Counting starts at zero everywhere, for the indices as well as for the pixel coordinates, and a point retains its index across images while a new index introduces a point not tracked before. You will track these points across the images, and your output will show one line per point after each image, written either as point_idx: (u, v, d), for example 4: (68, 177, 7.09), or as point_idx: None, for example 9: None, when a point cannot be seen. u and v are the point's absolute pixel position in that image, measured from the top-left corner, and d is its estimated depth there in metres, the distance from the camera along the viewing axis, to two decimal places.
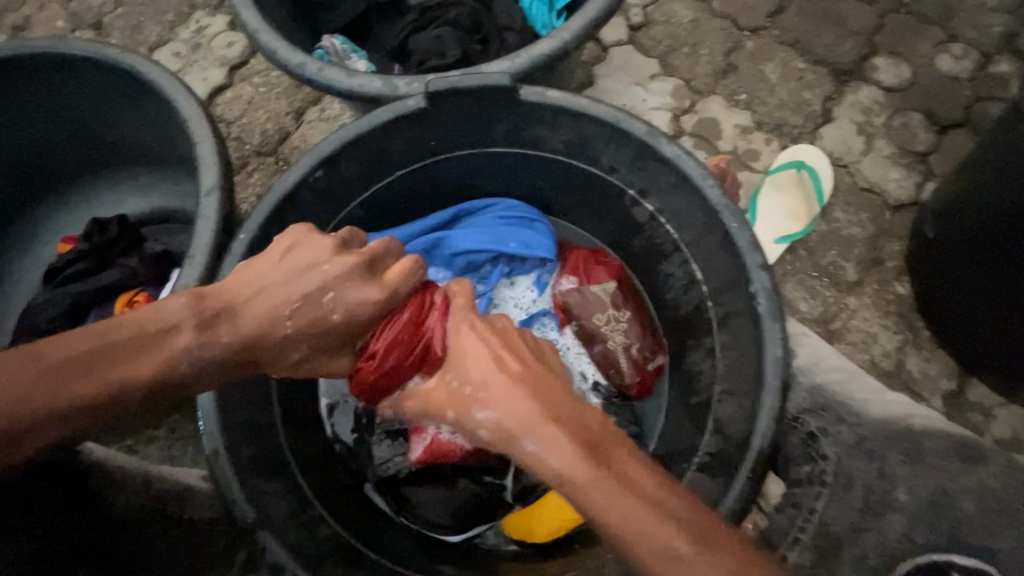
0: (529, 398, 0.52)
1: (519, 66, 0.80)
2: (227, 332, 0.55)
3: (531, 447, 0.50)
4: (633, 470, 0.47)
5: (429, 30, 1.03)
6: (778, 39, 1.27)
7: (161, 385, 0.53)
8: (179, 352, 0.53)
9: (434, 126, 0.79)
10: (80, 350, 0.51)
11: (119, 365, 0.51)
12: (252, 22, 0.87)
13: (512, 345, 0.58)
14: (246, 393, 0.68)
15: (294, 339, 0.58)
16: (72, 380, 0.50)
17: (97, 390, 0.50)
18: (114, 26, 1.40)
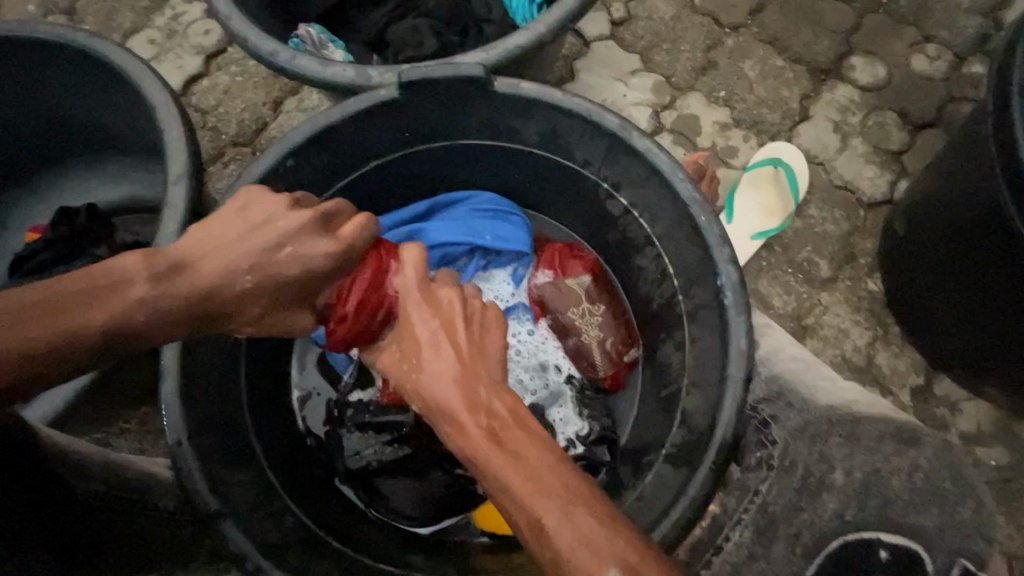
0: (453, 380, 0.53)
1: (494, 57, 0.79)
2: (185, 284, 0.54)
3: (449, 430, 0.52)
4: (528, 449, 0.48)
5: (407, 20, 1.02)
6: (758, 37, 1.28)
7: (117, 333, 0.51)
8: (133, 302, 0.52)
9: (407, 116, 0.79)
10: (35, 298, 0.49)
11: (69, 312, 0.50)
12: (224, 8, 0.85)
13: (452, 323, 0.58)
14: (215, 364, 0.68)
15: (259, 287, 0.57)
16: (26, 329, 0.48)
17: (50, 338, 0.48)
18: (87, 12, 1.37)
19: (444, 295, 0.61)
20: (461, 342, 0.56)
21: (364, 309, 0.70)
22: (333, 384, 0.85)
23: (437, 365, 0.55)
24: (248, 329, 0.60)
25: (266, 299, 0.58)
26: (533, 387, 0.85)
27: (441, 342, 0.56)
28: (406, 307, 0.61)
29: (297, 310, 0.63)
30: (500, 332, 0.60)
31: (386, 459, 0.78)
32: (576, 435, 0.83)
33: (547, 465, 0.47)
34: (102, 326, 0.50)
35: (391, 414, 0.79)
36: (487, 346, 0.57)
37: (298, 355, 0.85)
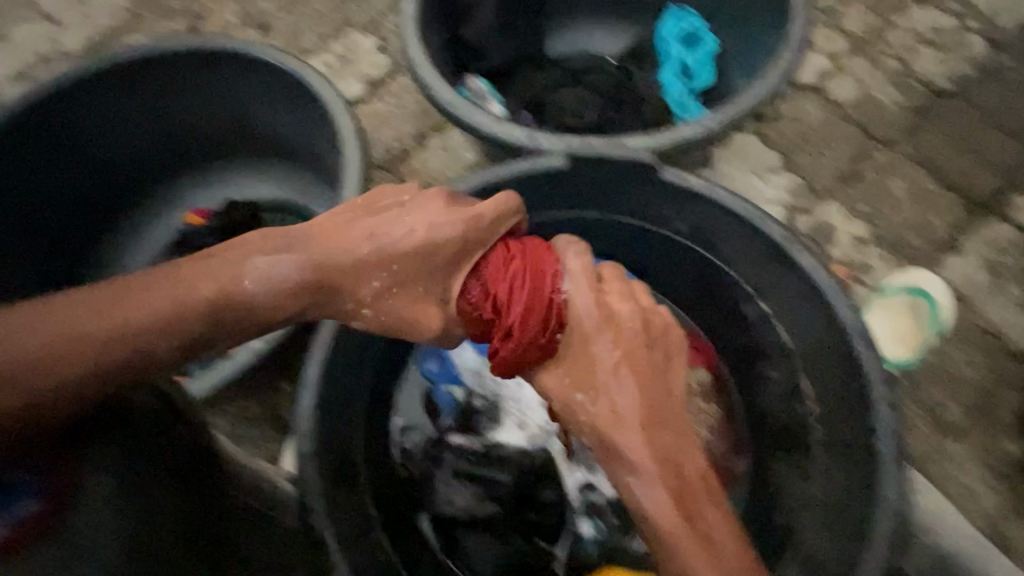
0: (641, 433, 0.59)
1: (662, 143, 0.82)
2: (295, 254, 0.59)
3: (642, 476, 0.57)
4: (725, 540, 0.55)
5: (571, 88, 1.07)
6: (911, 156, 1.23)
7: (225, 297, 0.55)
8: (249, 270, 0.57)
9: (567, 186, 0.82)
10: (148, 283, 0.53)
11: (182, 284, 0.54)
12: (417, 57, 0.94)
13: (643, 362, 0.63)
14: (345, 376, 0.72)
15: (375, 265, 0.61)
16: (142, 301, 0.52)
17: (162, 308, 0.52)
18: (278, 29, 1.56)
19: (623, 319, 0.65)
20: (647, 383, 0.62)
21: (531, 314, 0.66)
22: (433, 421, 0.86)
23: (626, 405, 0.61)
24: (366, 308, 0.61)
25: (385, 278, 0.62)
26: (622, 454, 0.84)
27: (640, 386, 0.62)
28: (586, 331, 0.65)
29: (420, 309, 0.64)
30: (674, 364, 0.66)
31: (475, 514, 0.78)
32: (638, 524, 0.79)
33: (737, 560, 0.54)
34: (211, 294, 0.55)
35: (490, 469, 0.80)
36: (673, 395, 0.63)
37: (405, 385, 0.88)
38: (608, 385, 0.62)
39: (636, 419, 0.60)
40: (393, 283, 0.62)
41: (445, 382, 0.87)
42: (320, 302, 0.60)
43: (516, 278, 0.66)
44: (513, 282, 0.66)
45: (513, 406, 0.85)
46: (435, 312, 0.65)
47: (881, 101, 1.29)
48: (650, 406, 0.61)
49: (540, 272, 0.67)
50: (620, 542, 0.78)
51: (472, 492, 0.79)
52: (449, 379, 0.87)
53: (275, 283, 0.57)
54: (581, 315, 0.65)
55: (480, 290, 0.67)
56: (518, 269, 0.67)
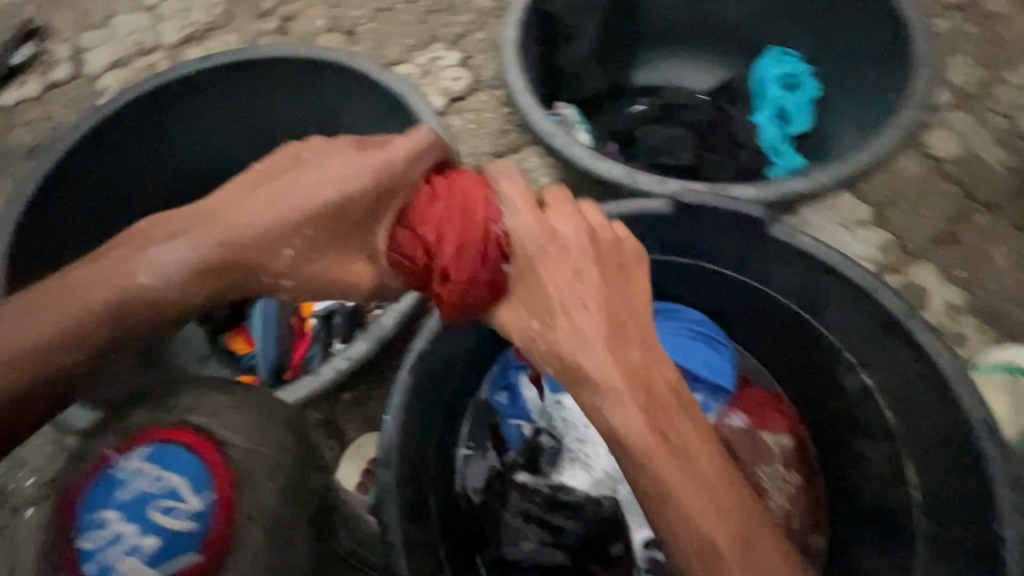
0: (604, 345, 0.57)
1: (768, 195, 0.79)
2: (195, 249, 0.63)
3: (612, 396, 0.55)
4: (702, 452, 0.54)
5: (665, 125, 1.05)
6: (1016, 223, 1.15)
7: (123, 299, 0.61)
8: (143, 261, 0.62)
9: (666, 231, 0.79)
10: (38, 296, 0.60)
11: (70, 292, 0.60)
12: (516, 84, 0.93)
13: (593, 273, 0.61)
14: (430, 403, 0.73)
15: (286, 239, 0.66)
16: (48, 317, 0.58)
17: (62, 320, 0.58)
18: (364, 37, 1.59)
19: (568, 240, 0.63)
20: (602, 298, 0.60)
21: (463, 251, 0.63)
22: (500, 454, 0.85)
23: (584, 323, 0.59)
24: (283, 280, 0.67)
25: (298, 253, 0.67)
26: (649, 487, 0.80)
27: (587, 303, 0.60)
28: (530, 253, 0.63)
29: (350, 261, 0.69)
30: (640, 276, 0.65)
31: (541, 560, 0.75)
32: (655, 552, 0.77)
33: (716, 475, 0.53)
34: (109, 297, 0.60)
35: (561, 516, 0.77)
36: (624, 310, 0.61)
37: (473, 413, 0.87)
38: (569, 302, 0.60)
39: (609, 341, 0.58)
40: (305, 252, 0.67)
41: (514, 416, 0.86)
42: (235, 286, 0.66)
43: (440, 215, 0.66)
44: (439, 220, 0.66)
45: (581, 450, 0.82)
46: (359, 267, 0.70)
47: (985, 160, 1.21)
48: (618, 321, 0.59)
49: (468, 203, 0.66)
50: None
51: (540, 536, 0.76)
52: (520, 414, 0.86)
53: (175, 271, 0.62)
54: (521, 235, 0.63)
55: (409, 235, 0.68)
56: (443, 206, 0.67)
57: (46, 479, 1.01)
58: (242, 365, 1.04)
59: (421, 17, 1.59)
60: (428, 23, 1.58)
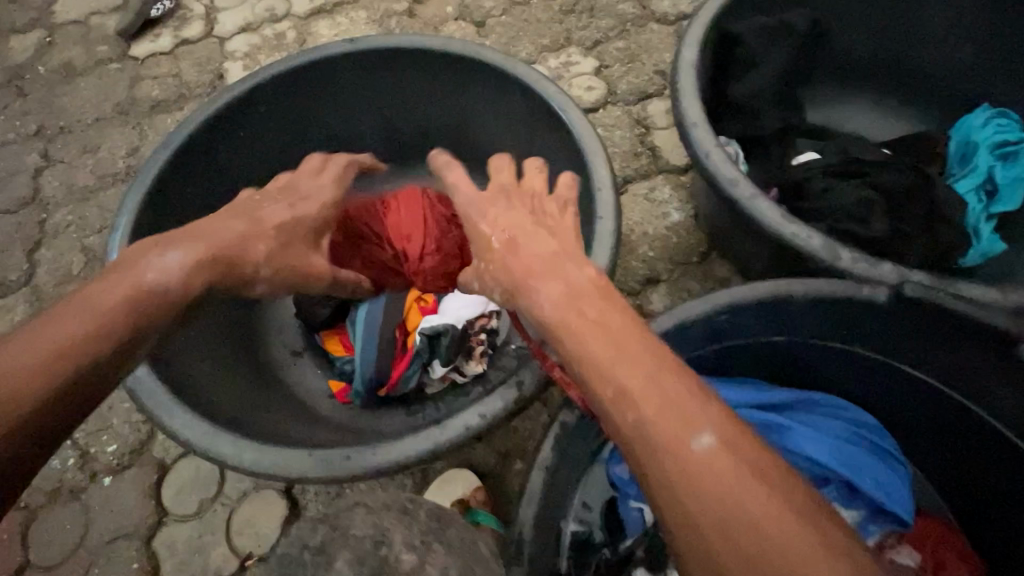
0: (518, 259, 0.53)
1: (1012, 301, 0.63)
2: (198, 249, 0.62)
3: (538, 283, 0.51)
4: (614, 317, 0.46)
5: (852, 183, 0.88)
6: None
7: (127, 299, 0.53)
8: (146, 264, 0.58)
9: (867, 322, 0.66)
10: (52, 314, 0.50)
11: (86, 298, 0.52)
12: (693, 114, 0.80)
13: (523, 216, 0.60)
14: (561, 476, 0.64)
15: (261, 237, 0.69)
16: (60, 326, 0.48)
17: (78, 321, 0.49)
18: (494, 30, 1.50)
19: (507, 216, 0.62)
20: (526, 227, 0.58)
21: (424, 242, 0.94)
22: (614, 537, 0.75)
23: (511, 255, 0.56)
24: (263, 271, 0.68)
25: (272, 257, 0.69)
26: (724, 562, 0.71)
27: (528, 231, 0.57)
28: (464, 208, 0.67)
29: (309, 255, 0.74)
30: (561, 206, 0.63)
31: None
32: None
33: (625, 325, 0.45)
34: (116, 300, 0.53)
35: None
36: (562, 235, 0.58)
37: (585, 484, 0.77)
38: (509, 241, 0.57)
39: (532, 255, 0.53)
40: (271, 241, 0.69)
41: (634, 497, 0.74)
42: (226, 279, 0.64)
43: (399, 225, 0.96)
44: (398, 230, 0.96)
45: None
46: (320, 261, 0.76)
47: None
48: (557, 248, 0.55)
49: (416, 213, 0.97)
50: None
51: None
52: (644, 497, 0.73)
53: (177, 270, 0.59)
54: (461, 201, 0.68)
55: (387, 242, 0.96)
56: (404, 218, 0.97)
57: (126, 449, 0.99)
58: (335, 369, 0.98)
59: (558, 16, 1.49)
60: (564, 23, 1.47)
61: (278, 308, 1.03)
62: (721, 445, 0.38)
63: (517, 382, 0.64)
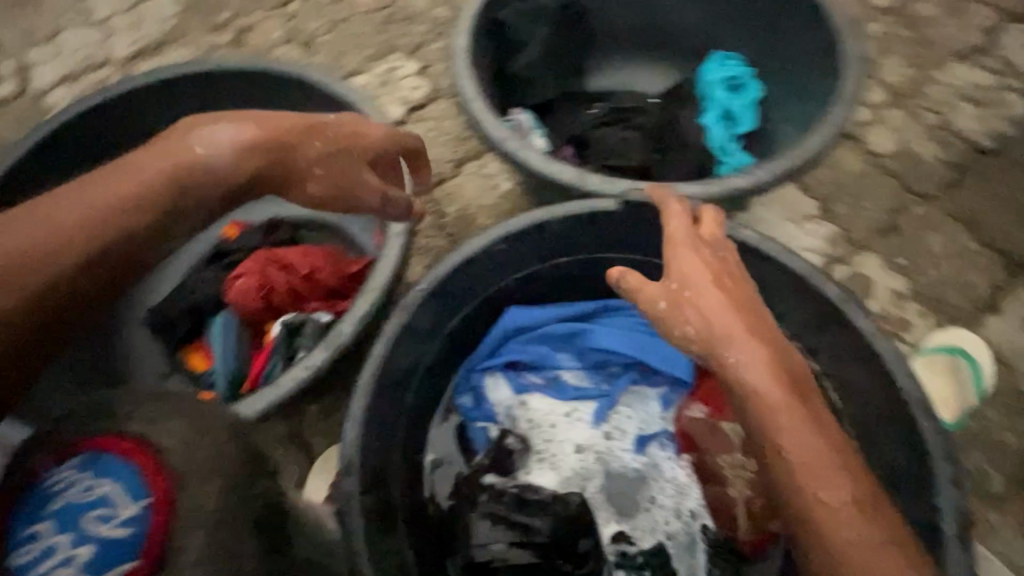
0: (724, 300, 0.63)
1: (713, 192, 0.83)
2: (246, 130, 0.72)
3: (742, 348, 0.59)
4: (817, 407, 0.57)
5: (615, 128, 1.09)
6: (950, 212, 1.22)
7: (177, 167, 0.69)
8: (204, 138, 0.70)
9: (616, 228, 0.82)
10: (115, 182, 0.67)
11: (134, 165, 0.69)
12: (468, 90, 0.95)
13: (707, 265, 0.66)
14: (395, 404, 0.75)
15: (315, 135, 0.75)
16: (114, 185, 0.66)
17: (132, 188, 0.67)
18: (321, 48, 1.59)
19: (701, 253, 0.67)
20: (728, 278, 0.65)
21: (312, 280, 1.01)
22: (467, 458, 0.86)
23: (691, 269, 0.66)
24: (315, 168, 0.76)
25: (321, 151, 0.76)
26: (577, 452, 0.85)
27: (720, 287, 0.64)
28: (676, 241, 0.69)
29: (359, 168, 0.78)
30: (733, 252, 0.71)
31: (512, 563, 0.73)
32: (614, 532, 0.81)
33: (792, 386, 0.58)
34: (165, 168, 0.68)
35: (528, 515, 0.75)
36: (746, 289, 0.66)
37: (441, 419, 0.89)
38: (716, 292, 0.64)
39: (731, 296, 0.63)
40: (326, 144, 0.76)
41: (480, 419, 0.88)
42: (270, 170, 0.73)
43: (282, 273, 1.00)
44: (285, 276, 1.00)
45: (549, 450, 0.85)
46: (370, 184, 0.79)
47: (920, 154, 1.28)
48: (735, 283, 0.65)
49: (288, 262, 1.01)
50: None
51: (536, 522, 0.75)
52: (485, 416, 0.88)
53: (228, 150, 0.70)
54: (684, 247, 0.68)
55: (278, 296, 0.99)
56: (282, 266, 1.01)
57: None
58: (201, 380, 1.03)
59: (379, 27, 1.60)
60: (386, 33, 1.59)
61: (131, 337, 1.06)
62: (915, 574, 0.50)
63: (336, 334, 0.75)
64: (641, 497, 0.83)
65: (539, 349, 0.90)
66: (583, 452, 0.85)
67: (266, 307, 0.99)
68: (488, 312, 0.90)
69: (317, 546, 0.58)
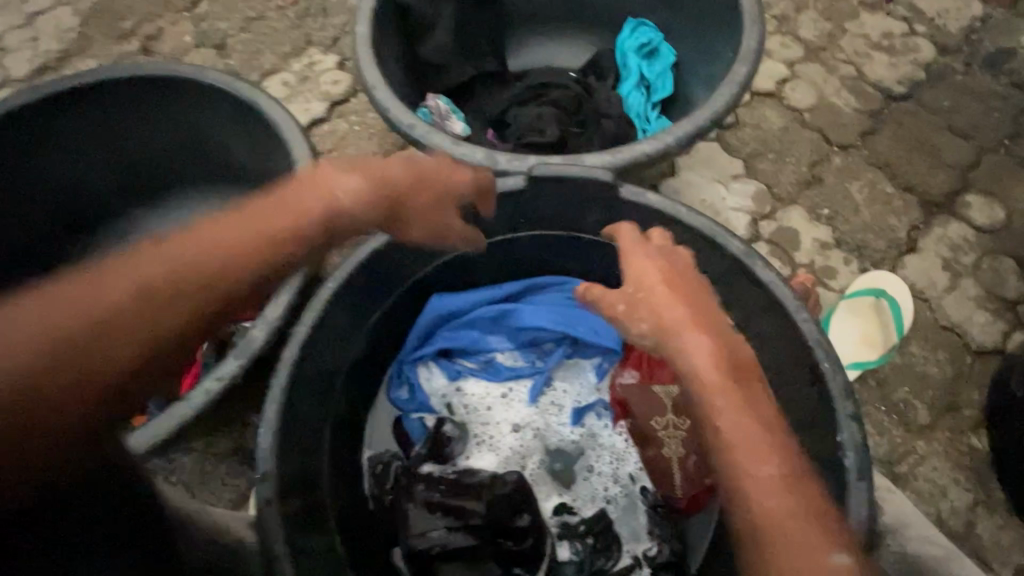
0: (681, 301, 0.60)
1: (620, 161, 0.82)
2: (361, 174, 0.62)
3: (689, 346, 0.57)
4: (759, 400, 0.54)
5: (531, 105, 1.09)
6: (868, 159, 1.26)
7: (317, 223, 0.58)
8: (329, 187, 0.60)
9: (528, 206, 0.82)
10: (219, 229, 0.52)
11: (270, 215, 0.55)
12: (372, 78, 0.92)
13: (663, 268, 0.64)
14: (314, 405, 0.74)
15: (427, 184, 0.68)
16: (227, 233, 0.52)
17: (242, 237, 0.52)
18: (235, 49, 1.53)
19: (657, 265, 0.64)
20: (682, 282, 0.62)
21: None
22: (404, 451, 0.85)
23: (644, 270, 0.64)
24: (409, 221, 0.68)
25: (418, 203, 0.68)
26: (516, 432, 0.86)
27: (678, 289, 0.61)
28: (626, 247, 0.67)
29: (447, 209, 0.72)
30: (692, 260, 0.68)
31: (450, 547, 0.73)
32: (554, 505, 0.82)
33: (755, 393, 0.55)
34: (302, 220, 0.57)
35: (462, 499, 0.76)
36: (705, 293, 0.62)
37: (377, 415, 0.88)
38: (671, 294, 0.61)
39: (689, 299, 0.60)
40: (432, 193, 0.69)
41: (415, 410, 0.87)
42: (380, 218, 0.64)
43: None
44: None
45: (487, 433, 0.86)
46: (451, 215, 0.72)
47: (837, 105, 1.31)
48: (692, 285, 0.62)
49: None
50: (599, 566, 0.78)
51: (471, 505, 0.75)
52: (420, 407, 0.87)
53: (354, 199, 0.61)
54: (636, 252, 0.65)
55: None
56: None
57: None
58: None
59: (294, 23, 1.55)
60: (302, 28, 1.54)
61: None
62: (850, 572, 0.46)
63: (248, 340, 0.74)
64: (577, 467, 0.85)
65: (470, 335, 0.89)
66: (519, 431, 0.86)
67: None
68: (412, 301, 0.88)
69: (207, 565, 0.58)
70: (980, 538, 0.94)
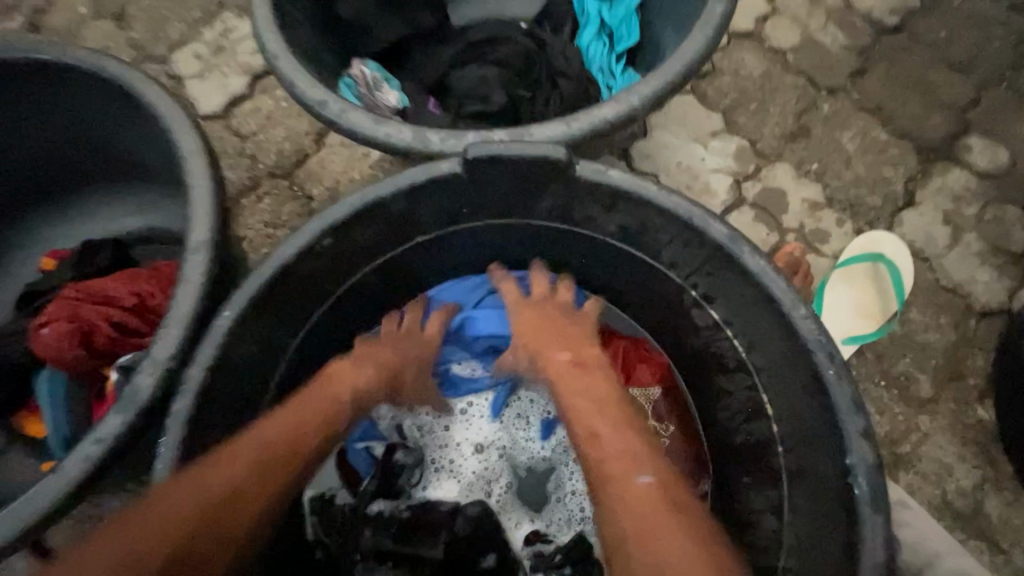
0: (540, 331, 0.71)
1: (576, 131, 0.66)
2: (375, 363, 0.69)
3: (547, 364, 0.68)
4: (603, 399, 0.62)
5: (474, 67, 0.93)
6: (858, 104, 1.12)
7: (337, 415, 0.65)
8: (349, 381, 0.67)
9: (471, 193, 0.68)
10: (263, 439, 0.58)
11: (298, 415, 0.62)
12: (272, 45, 0.74)
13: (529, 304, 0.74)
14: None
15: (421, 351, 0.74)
16: (274, 443, 0.58)
17: (282, 448, 0.59)
18: (136, 18, 1.31)
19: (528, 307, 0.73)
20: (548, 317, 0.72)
21: (145, 311, 0.84)
22: (352, 487, 0.74)
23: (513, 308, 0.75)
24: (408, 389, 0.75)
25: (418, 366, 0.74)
26: (478, 454, 0.76)
27: (542, 324, 0.71)
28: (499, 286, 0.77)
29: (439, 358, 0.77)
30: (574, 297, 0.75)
31: None
32: (528, 532, 0.73)
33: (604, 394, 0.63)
34: (327, 416, 0.64)
35: (414, 542, 0.67)
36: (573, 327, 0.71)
37: None
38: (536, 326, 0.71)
39: (546, 326, 0.71)
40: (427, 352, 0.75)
41: (359, 437, 0.75)
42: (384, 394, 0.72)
43: (103, 309, 0.82)
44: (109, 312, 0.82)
45: (446, 458, 0.76)
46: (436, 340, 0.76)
47: (824, 44, 1.16)
48: (555, 316, 0.72)
49: (110, 294, 0.83)
50: None
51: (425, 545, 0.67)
52: (367, 434, 0.76)
53: (369, 385, 0.68)
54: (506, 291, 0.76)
55: (106, 339, 0.81)
56: (102, 300, 0.83)
57: None
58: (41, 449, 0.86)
59: None
60: None
61: None
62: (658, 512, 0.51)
63: (132, 391, 0.58)
64: (549, 488, 0.75)
65: None
66: (483, 452, 0.76)
67: (91, 355, 0.81)
68: (344, 315, 0.75)
69: None
70: (987, 517, 0.87)
